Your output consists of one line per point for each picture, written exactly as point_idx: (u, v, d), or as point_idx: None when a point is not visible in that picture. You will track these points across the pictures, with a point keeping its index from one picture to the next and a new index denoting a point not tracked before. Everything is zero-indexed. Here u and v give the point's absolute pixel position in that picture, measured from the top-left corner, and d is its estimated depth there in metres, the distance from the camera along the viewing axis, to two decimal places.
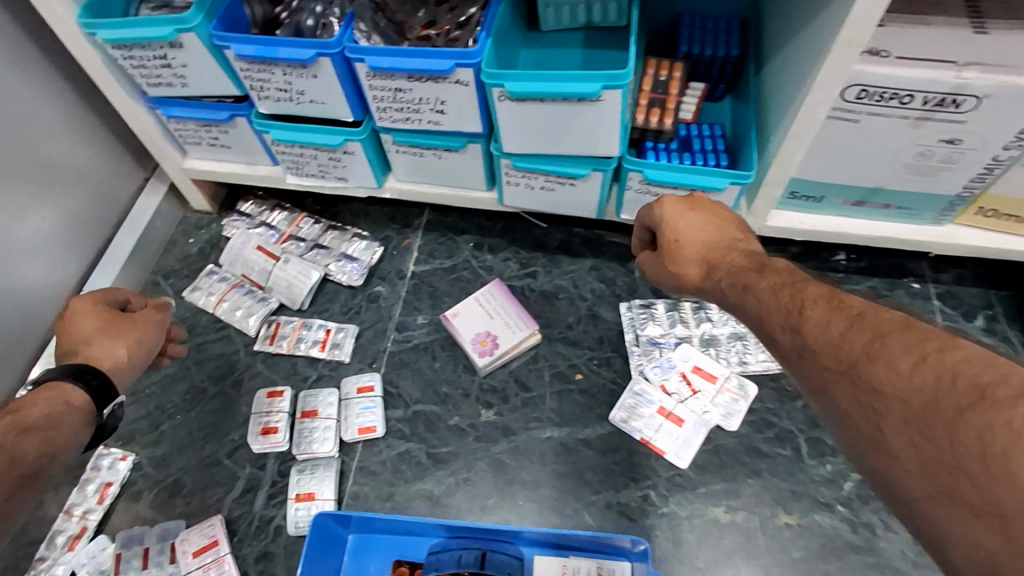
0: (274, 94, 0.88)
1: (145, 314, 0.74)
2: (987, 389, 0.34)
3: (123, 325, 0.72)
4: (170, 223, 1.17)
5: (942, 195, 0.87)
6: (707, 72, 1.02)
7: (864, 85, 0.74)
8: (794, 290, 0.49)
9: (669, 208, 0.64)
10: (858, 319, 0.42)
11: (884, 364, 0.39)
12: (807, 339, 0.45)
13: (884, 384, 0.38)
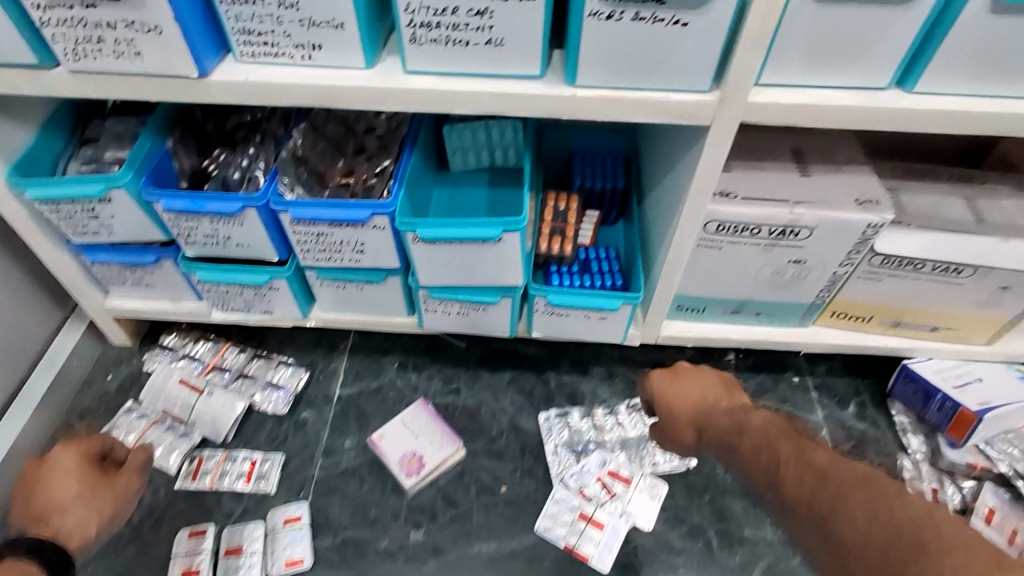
0: (201, 240, 0.94)
1: (121, 481, 0.81)
2: (923, 544, 0.55)
3: (99, 494, 0.79)
4: (88, 360, 1.16)
5: (801, 302, 1.02)
6: (600, 200, 1.16)
7: (720, 220, 0.89)
8: (778, 452, 0.74)
9: (658, 384, 0.93)
10: (825, 482, 0.65)
11: (840, 518, 0.61)
12: (792, 500, 0.68)
13: (846, 534, 0.60)
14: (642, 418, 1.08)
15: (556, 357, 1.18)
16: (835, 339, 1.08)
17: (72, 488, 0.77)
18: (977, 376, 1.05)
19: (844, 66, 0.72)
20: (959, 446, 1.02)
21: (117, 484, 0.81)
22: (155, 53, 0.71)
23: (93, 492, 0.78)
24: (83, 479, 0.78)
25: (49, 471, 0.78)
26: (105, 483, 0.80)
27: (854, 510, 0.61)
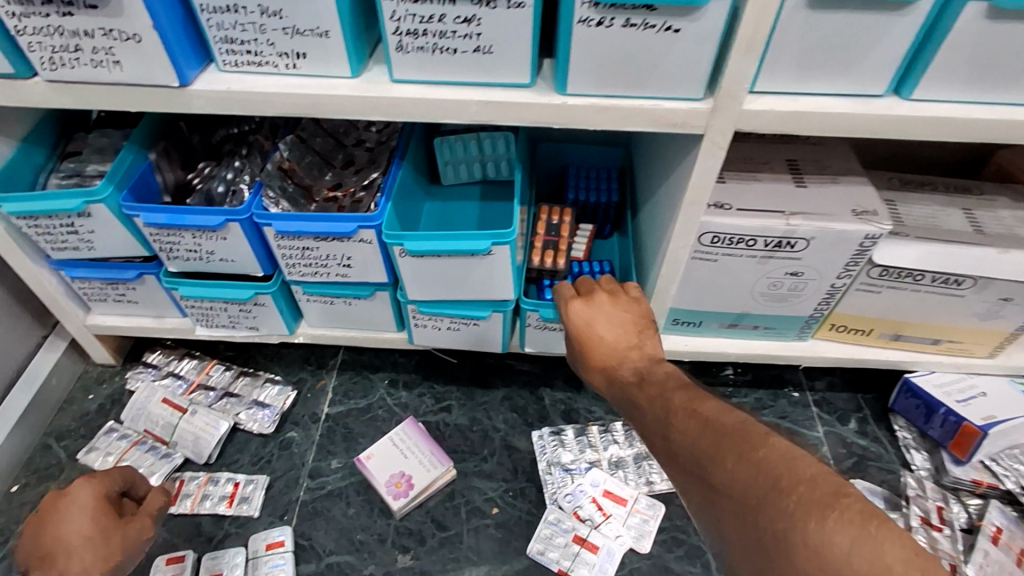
0: (183, 254, 0.91)
1: (132, 527, 0.82)
2: (793, 492, 0.46)
3: (109, 536, 0.79)
4: (68, 379, 1.13)
5: (798, 316, 1.00)
6: (594, 214, 1.14)
7: (715, 232, 0.87)
8: (665, 399, 0.60)
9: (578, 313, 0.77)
10: (706, 428, 0.53)
11: (717, 465, 0.51)
12: (671, 444, 0.56)
13: (724, 484, 0.50)
14: (638, 437, 1.06)
15: (550, 373, 1.15)
16: (834, 353, 1.05)
17: (85, 526, 0.78)
18: (980, 391, 1.03)
19: (839, 74, 0.70)
20: (964, 463, 0.99)
21: (129, 529, 0.81)
22: (134, 62, 0.70)
23: (103, 536, 0.78)
24: (95, 519, 0.79)
25: (66, 507, 0.79)
26: (116, 527, 0.80)
27: (736, 459, 0.50)
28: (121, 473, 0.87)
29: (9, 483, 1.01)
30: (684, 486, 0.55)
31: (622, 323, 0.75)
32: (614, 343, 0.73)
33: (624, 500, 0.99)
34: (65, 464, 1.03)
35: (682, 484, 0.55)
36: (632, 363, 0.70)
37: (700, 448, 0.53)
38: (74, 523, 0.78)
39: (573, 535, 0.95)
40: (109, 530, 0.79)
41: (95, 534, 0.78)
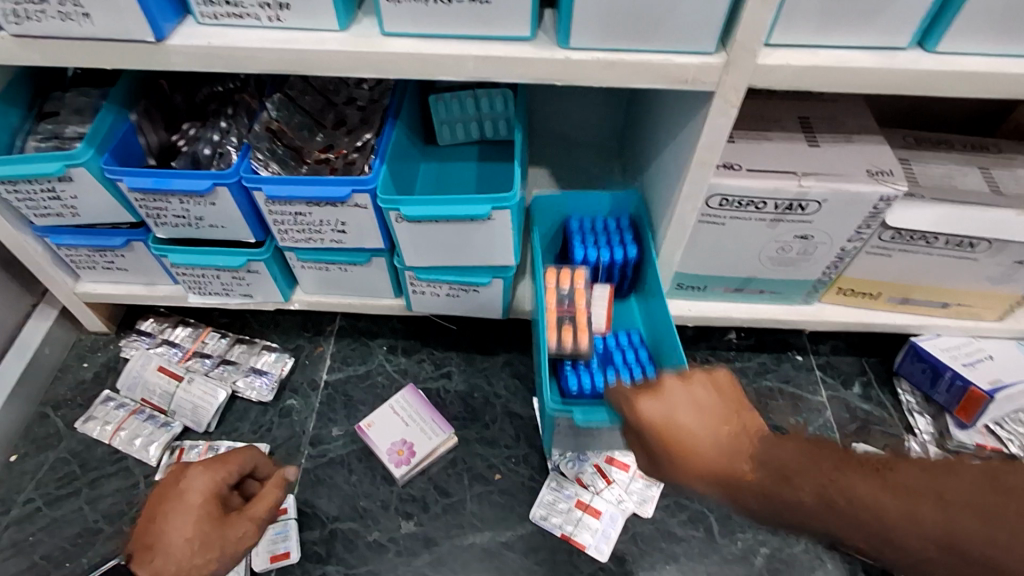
0: (171, 220, 0.88)
1: (235, 529, 0.74)
2: None
3: (218, 534, 0.73)
4: (61, 348, 1.10)
5: (806, 279, 0.98)
6: (609, 276, 1.00)
7: (724, 194, 0.84)
8: (796, 484, 0.59)
9: (654, 414, 0.63)
10: (890, 488, 0.57)
11: (960, 514, 0.54)
12: (840, 497, 0.57)
13: (959, 540, 0.53)
14: None
15: None
16: (842, 317, 1.03)
17: (188, 529, 0.72)
18: (987, 354, 1.01)
19: (862, 23, 0.66)
20: (968, 427, 0.99)
21: (235, 529, 0.74)
22: (104, 14, 0.65)
23: (204, 543, 0.72)
24: (201, 521, 0.73)
25: (175, 503, 0.74)
26: (220, 524, 0.74)
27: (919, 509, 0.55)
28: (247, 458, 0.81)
29: (8, 453, 1.00)
30: (887, 559, 0.57)
31: (698, 398, 0.63)
32: (717, 462, 0.60)
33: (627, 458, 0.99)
34: (63, 434, 1.02)
35: (887, 561, 0.57)
36: (752, 488, 0.59)
37: (927, 528, 0.54)
38: (180, 519, 0.73)
39: (575, 502, 0.95)
40: (209, 528, 0.73)
41: (201, 532, 0.73)
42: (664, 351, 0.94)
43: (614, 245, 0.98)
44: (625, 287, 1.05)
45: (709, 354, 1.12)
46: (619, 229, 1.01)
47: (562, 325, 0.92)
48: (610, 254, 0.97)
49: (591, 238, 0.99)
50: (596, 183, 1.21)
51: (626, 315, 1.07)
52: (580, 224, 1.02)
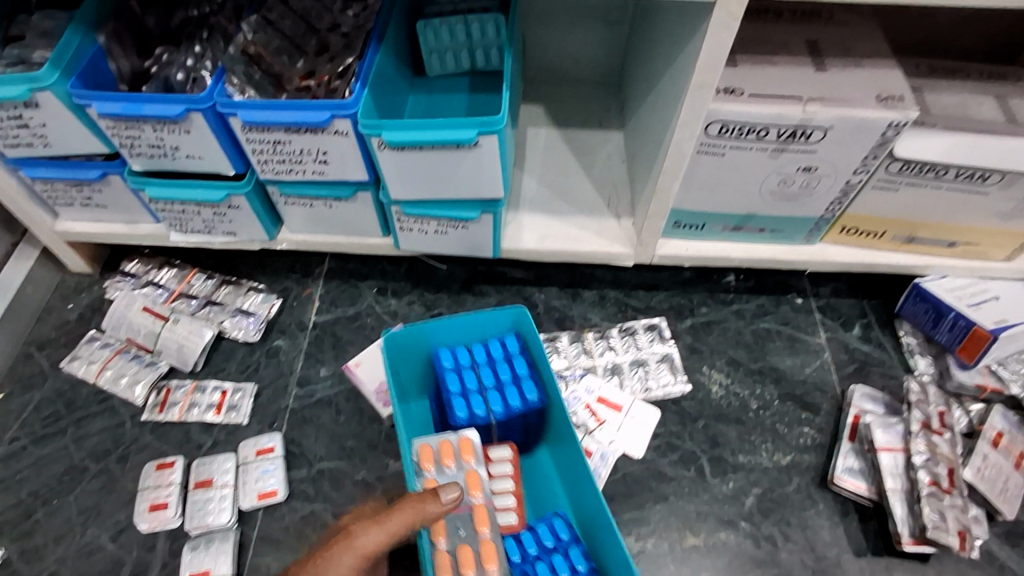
0: (146, 151, 0.84)
1: (403, 513, 0.68)
2: None
3: (336, 556, 0.66)
4: (45, 288, 1.08)
5: (808, 216, 0.94)
6: (506, 433, 0.86)
7: (723, 121, 0.80)
8: None
9: None
10: None
11: None
12: None
13: None
14: (635, 343, 1.03)
15: (544, 280, 1.11)
16: (844, 257, 1.00)
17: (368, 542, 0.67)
18: (993, 295, 0.97)
19: None
20: (969, 367, 0.96)
21: (356, 534, 0.67)
22: None
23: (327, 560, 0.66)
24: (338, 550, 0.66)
25: (334, 540, 0.67)
26: (392, 517, 0.68)
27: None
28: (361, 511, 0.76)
29: None
30: None
31: None
32: None
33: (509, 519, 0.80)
34: (49, 374, 1.01)
35: None
36: None
37: None
38: (365, 526, 0.67)
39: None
40: (382, 519, 0.68)
41: (326, 562, 0.66)
42: (596, 550, 0.80)
43: (502, 382, 0.85)
44: (526, 443, 0.92)
45: (706, 297, 1.09)
46: (507, 361, 0.87)
47: (453, 554, 0.71)
48: (503, 402, 0.83)
49: (482, 379, 0.85)
50: (594, 121, 1.17)
51: (544, 480, 0.92)
52: (453, 357, 0.87)
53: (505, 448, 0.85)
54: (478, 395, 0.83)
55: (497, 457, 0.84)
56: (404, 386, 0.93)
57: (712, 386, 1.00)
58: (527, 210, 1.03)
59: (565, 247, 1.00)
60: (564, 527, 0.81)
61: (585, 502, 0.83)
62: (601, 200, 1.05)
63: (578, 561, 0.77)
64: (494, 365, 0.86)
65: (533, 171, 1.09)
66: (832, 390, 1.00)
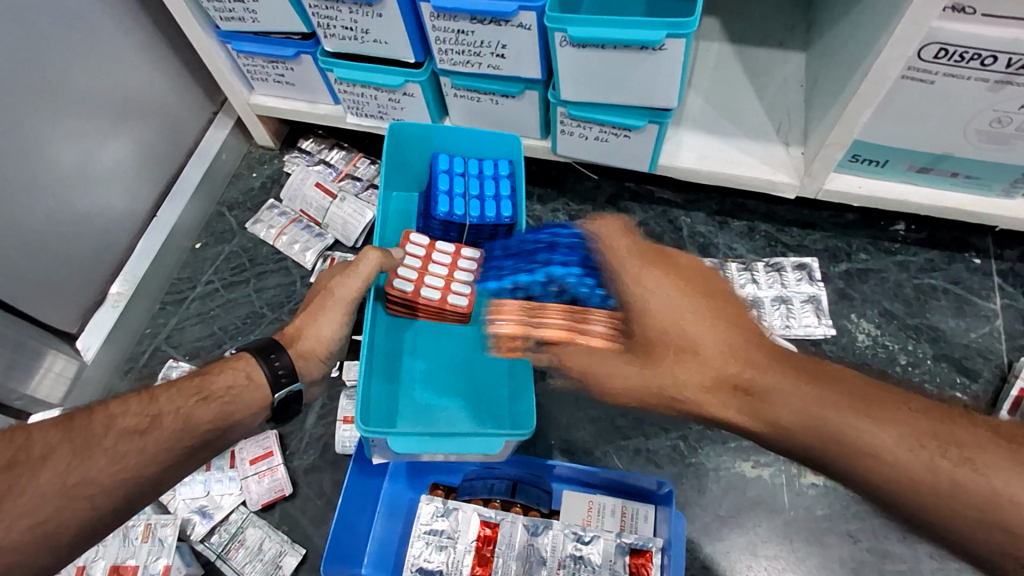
0: (339, 32, 0.90)
1: (370, 263, 0.77)
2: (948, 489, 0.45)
3: (328, 309, 0.73)
4: (235, 157, 1.21)
5: (1015, 165, 0.83)
6: (479, 235, 0.90)
7: (944, 43, 0.71)
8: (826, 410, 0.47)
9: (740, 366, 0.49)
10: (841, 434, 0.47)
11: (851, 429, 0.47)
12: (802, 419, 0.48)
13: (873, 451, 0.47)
14: (782, 280, 0.99)
15: (691, 204, 1.08)
16: None
17: (348, 289, 0.74)
18: None
19: None
20: None
21: (334, 285, 0.74)
22: None
23: (319, 311, 0.73)
24: (318, 303, 0.74)
25: (316, 298, 0.74)
26: (359, 265, 0.76)
27: (868, 413, 0.47)
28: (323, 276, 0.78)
29: (193, 241, 1.15)
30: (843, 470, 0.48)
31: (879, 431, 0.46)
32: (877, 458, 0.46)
33: (433, 296, 0.86)
34: (236, 231, 1.15)
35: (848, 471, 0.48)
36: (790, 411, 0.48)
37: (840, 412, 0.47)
38: (338, 278, 0.75)
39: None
40: (353, 270, 0.75)
41: (320, 315, 0.73)
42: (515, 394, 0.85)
43: (484, 195, 0.90)
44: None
45: (867, 242, 1.02)
46: (494, 181, 0.91)
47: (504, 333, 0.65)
48: (479, 210, 0.88)
49: (467, 187, 0.90)
50: (773, 39, 1.08)
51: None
52: (448, 162, 0.91)
53: (475, 250, 0.89)
54: (462, 200, 0.88)
55: (466, 256, 0.89)
56: (397, 172, 0.97)
57: (857, 334, 0.96)
58: (689, 127, 1.00)
59: (723, 169, 0.96)
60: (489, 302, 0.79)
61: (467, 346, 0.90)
62: (771, 125, 0.99)
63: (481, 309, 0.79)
64: (483, 178, 0.90)
65: (700, 87, 1.04)
66: (998, 358, 0.93)
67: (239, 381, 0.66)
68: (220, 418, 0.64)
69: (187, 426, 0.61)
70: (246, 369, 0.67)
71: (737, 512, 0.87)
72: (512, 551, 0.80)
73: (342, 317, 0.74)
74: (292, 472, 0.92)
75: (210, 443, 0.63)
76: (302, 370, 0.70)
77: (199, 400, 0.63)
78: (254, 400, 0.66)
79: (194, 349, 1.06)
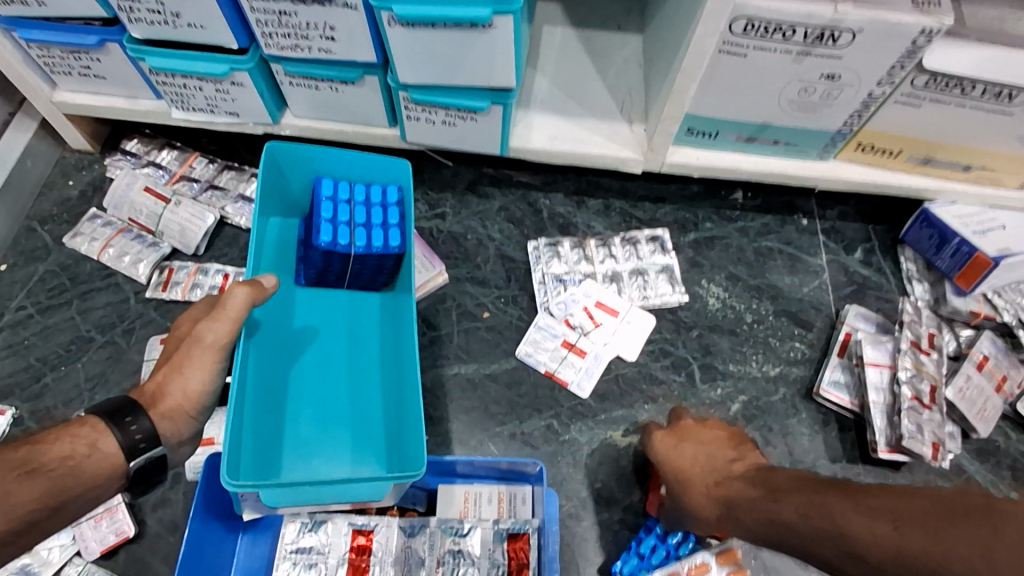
0: (146, 16, 0.81)
1: (236, 300, 0.68)
2: (853, 536, 0.52)
3: (194, 359, 0.67)
4: (44, 164, 1.06)
5: (824, 130, 0.91)
6: (366, 265, 0.84)
7: (749, 17, 0.75)
8: (748, 502, 0.64)
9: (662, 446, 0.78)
10: (783, 519, 0.59)
11: (782, 503, 0.60)
12: (743, 512, 0.64)
13: (792, 527, 0.57)
14: (637, 253, 1.03)
15: (550, 185, 1.09)
16: (854, 176, 0.98)
17: (220, 333, 0.67)
18: (1000, 224, 0.97)
19: None
20: (966, 293, 0.97)
21: (201, 330, 0.67)
22: None
23: (185, 364, 0.66)
24: (187, 350, 0.67)
25: (183, 347, 0.68)
26: (226, 304, 0.67)
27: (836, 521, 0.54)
28: (191, 315, 0.73)
29: None
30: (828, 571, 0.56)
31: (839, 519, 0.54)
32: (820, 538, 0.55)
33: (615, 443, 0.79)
34: (51, 248, 1.01)
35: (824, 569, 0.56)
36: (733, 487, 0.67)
37: (784, 515, 0.59)
38: (206, 322, 0.67)
39: (545, 371, 0.94)
40: (221, 312, 0.67)
41: (186, 366, 0.66)
42: (399, 422, 0.83)
43: (372, 224, 0.83)
44: (378, 281, 0.90)
45: (711, 212, 1.08)
46: (382, 209, 0.85)
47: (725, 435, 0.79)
48: (366, 239, 0.81)
49: (351, 215, 0.83)
50: (611, 23, 1.11)
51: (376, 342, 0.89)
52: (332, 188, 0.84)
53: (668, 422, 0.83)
54: (346, 228, 0.81)
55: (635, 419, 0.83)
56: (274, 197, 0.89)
57: (709, 298, 1.02)
58: (538, 109, 1.00)
59: (572, 149, 0.98)
60: (398, 238, 0.83)
61: (350, 377, 0.87)
62: (614, 105, 1.02)
63: (394, 239, 0.82)
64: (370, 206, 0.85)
65: (545, 70, 1.05)
66: (827, 309, 1.02)
67: (79, 450, 0.60)
68: (47, 494, 0.57)
69: (4, 507, 0.55)
70: (90, 438, 0.61)
71: (612, 482, 0.89)
72: (389, 556, 0.77)
73: (212, 365, 0.67)
74: (136, 510, 0.83)
75: (32, 524, 0.57)
76: (164, 431, 0.65)
77: (22, 474, 0.57)
78: (98, 470, 0.60)
79: (6, 387, 0.92)
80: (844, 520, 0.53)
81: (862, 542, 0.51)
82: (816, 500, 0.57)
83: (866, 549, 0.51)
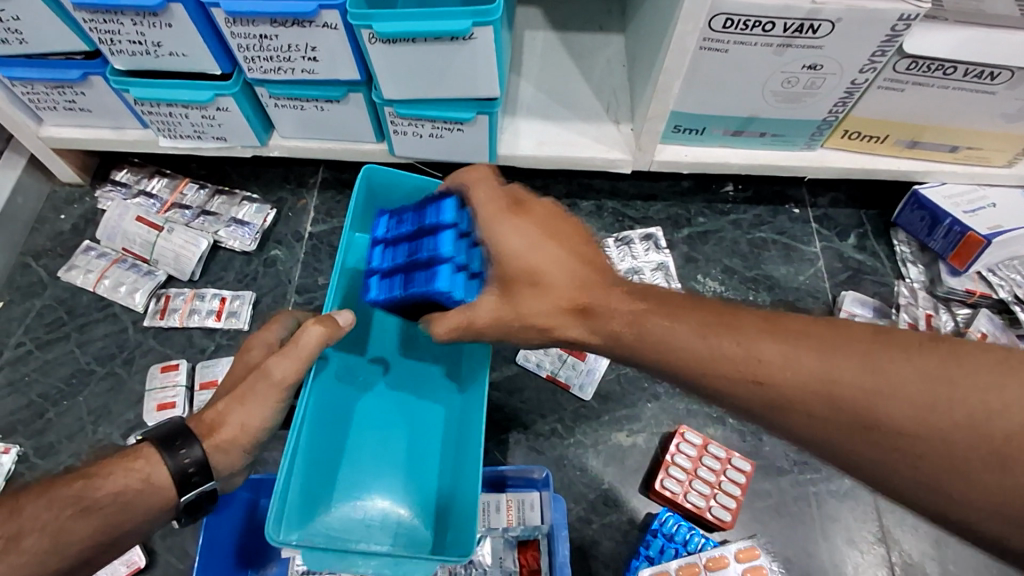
0: (127, 47, 0.81)
1: (308, 338, 0.63)
2: (918, 419, 0.46)
3: (258, 394, 0.63)
4: (35, 199, 1.07)
5: (810, 120, 0.92)
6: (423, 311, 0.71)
7: (729, 13, 0.76)
8: (750, 359, 0.52)
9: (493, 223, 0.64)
10: (825, 378, 0.49)
11: (780, 357, 0.51)
12: (749, 376, 0.51)
13: (800, 388, 0.50)
14: (631, 252, 1.03)
15: (541, 190, 1.09)
16: (842, 162, 0.98)
17: (289, 372, 0.63)
18: (990, 202, 0.97)
19: None
20: (960, 273, 0.97)
21: (269, 364, 0.63)
22: None
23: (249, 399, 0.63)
24: (253, 385, 0.63)
25: (247, 378, 0.64)
26: (298, 343, 0.63)
27: (874, 371, 0.48)
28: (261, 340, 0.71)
29: None
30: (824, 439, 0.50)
31: (881, 382, 0.47)
32: (845, 406, 0.48)
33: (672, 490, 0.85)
34: (47, 283, 1.02)
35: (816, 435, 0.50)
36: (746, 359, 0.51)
37: (791, 368, 0.50)
38: (274, 356, 0.63)
39: (546, 375, 0.94)
40: (292, 349, 0.63)
41: (248, 399, 0.63)
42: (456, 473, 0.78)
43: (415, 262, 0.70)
44: None
45: (703, 206, 1.09)
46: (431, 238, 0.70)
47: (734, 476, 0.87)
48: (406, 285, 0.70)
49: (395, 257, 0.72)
50: (593, 24, 1.11)
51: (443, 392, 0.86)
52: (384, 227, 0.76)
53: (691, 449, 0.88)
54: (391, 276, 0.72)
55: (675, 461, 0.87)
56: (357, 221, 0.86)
57: (705, 292, 1.02)
58: (524, 115, 1.01)
59: (560, 152, 0.98)
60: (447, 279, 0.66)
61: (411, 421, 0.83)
62: (600, 106, 1.02)
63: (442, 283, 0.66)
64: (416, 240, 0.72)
65: (530, 75, 1.05)
66: (824, 296, 1.02)
67: (133, 485, 0.60)
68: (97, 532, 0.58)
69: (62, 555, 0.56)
70: (143, 473, 0.60)
71: (620, 483, 0.89)
72: None
73: (275, 404, 0.64)
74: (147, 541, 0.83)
75: None
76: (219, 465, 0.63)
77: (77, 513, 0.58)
78: (153, 506, 0.60)
79: (9, 425, 0.92)
80: (891, 396, 0.47)
81: (888, 411, 0.47)
82: (841, 363, 0.49)
83: (892, 417, 0.47)
